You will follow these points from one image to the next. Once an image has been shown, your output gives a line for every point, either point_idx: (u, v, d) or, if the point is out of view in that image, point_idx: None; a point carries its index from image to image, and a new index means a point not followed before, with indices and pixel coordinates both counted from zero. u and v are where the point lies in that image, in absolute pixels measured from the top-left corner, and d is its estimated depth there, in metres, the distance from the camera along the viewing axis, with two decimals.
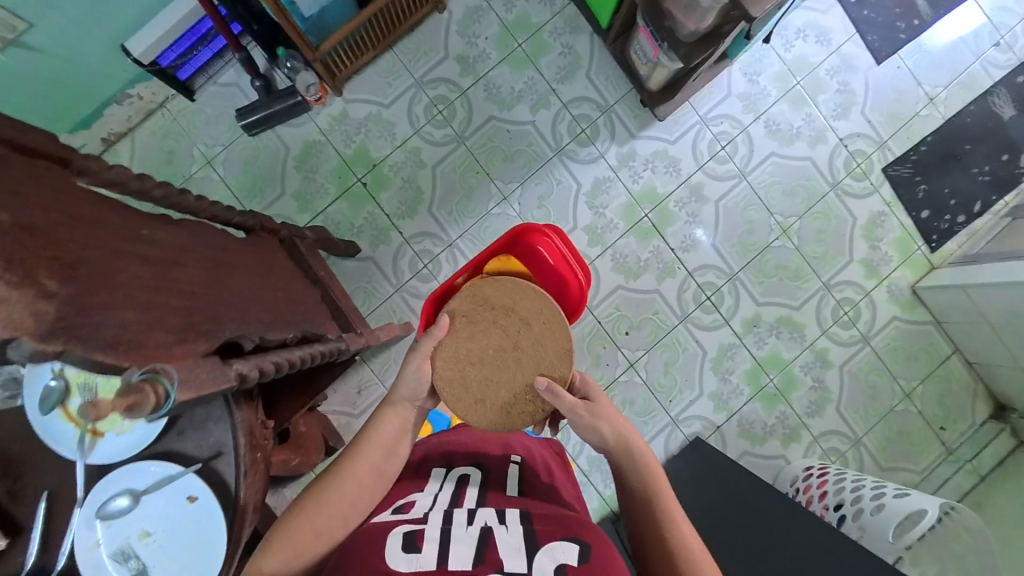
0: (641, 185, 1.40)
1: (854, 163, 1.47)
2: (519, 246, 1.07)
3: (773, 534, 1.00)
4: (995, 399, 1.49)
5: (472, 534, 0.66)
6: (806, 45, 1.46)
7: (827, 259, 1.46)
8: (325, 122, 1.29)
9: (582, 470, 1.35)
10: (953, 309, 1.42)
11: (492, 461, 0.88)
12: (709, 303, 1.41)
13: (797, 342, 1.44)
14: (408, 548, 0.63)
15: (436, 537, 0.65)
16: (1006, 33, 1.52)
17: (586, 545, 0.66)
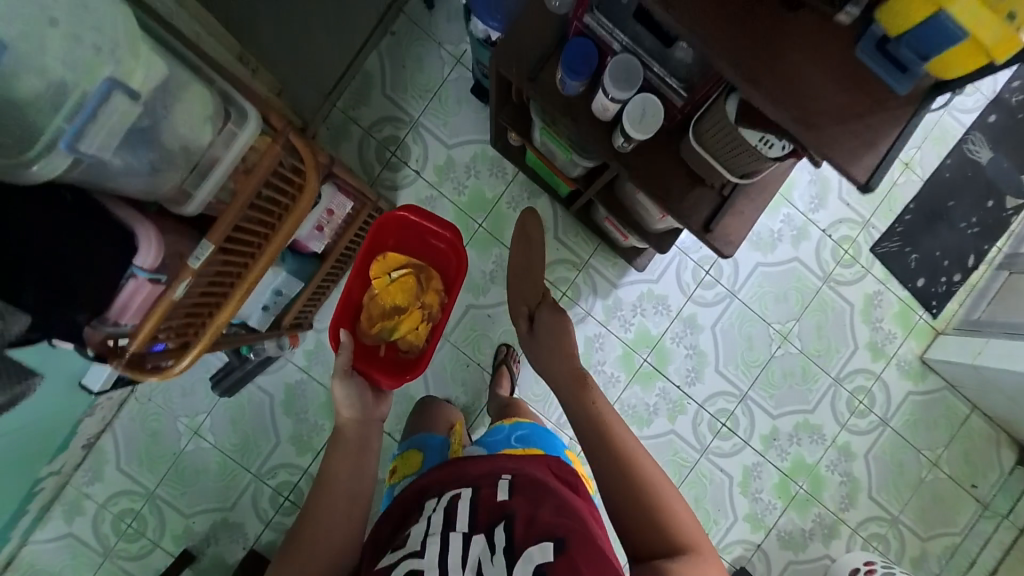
0: (634, 331, 1.36)
1: (842, 250, 1.42)
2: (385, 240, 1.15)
3: None
4: (1020, 445, 1.49)
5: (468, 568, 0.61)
6: None
7: (832, 353, 1.42)
8: (302, 358, 1.26)
9: None
10: (966, 378, 1.39)
11: (476, 471, 0.75)
12: (725, 429, 1.40)
13: (818, 444, 1.43)
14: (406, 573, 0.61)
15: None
16: None
17: (562, 540, 0.62)
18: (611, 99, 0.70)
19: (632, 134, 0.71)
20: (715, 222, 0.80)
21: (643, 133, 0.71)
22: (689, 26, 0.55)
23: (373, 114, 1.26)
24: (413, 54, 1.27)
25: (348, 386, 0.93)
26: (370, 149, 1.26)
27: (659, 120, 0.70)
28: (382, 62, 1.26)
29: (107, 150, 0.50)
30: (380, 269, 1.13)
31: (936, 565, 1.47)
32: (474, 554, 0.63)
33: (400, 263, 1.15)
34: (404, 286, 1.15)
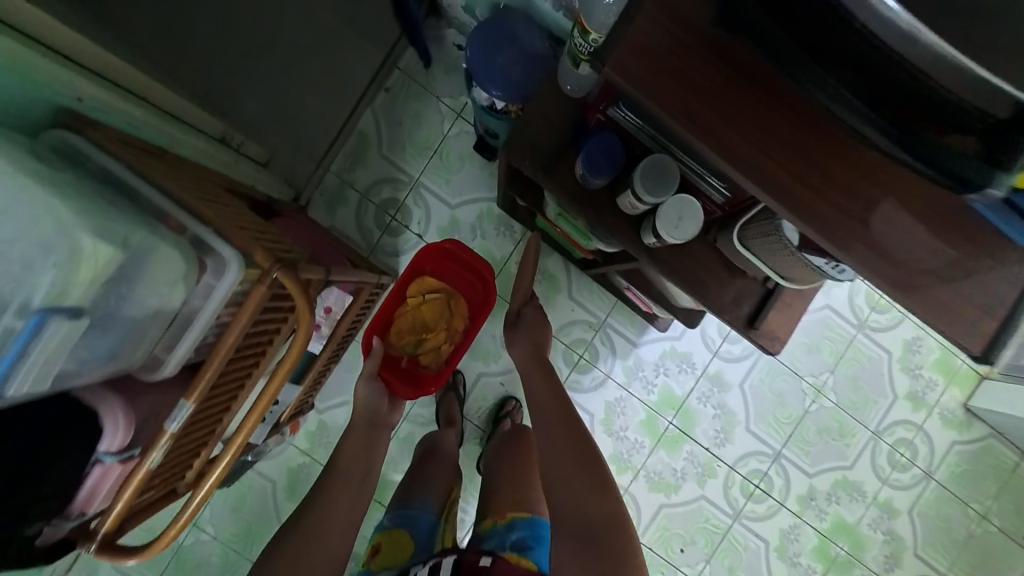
0: (657, 393, 1.27)
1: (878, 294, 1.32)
2: (427, 261, 1.12)
3: None
4: None
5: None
6: None
7: (869, 405, 1.33)
8: (304, 440, 1.18)
9: None
10: (1016, 428, 1.29)
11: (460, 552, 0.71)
12: (758, 491, 1.31)
13: (858, 502, 1.34)
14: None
15: None
16: None
17: None
18: (641, 200, 0.64)
19: (666, 236, 0.63)
20: (761, 320, 0.71)
21: (679, 236, 0.63)
22: (736, 170, 0.45)
23: (370, 177, 1.20)
24: (410, 111, 1.21)
25: (373, 392, 0.98)
26: (368, 214, 1.19)
27: (697, 221, 0.63)
28: (378, 121, 1.21)
29: (43, 382, 0.41)
30: (417, 287, 1.10)
31: None
32: None
33: (437, 287, 1.10)
34: (436, 309, 1.09)
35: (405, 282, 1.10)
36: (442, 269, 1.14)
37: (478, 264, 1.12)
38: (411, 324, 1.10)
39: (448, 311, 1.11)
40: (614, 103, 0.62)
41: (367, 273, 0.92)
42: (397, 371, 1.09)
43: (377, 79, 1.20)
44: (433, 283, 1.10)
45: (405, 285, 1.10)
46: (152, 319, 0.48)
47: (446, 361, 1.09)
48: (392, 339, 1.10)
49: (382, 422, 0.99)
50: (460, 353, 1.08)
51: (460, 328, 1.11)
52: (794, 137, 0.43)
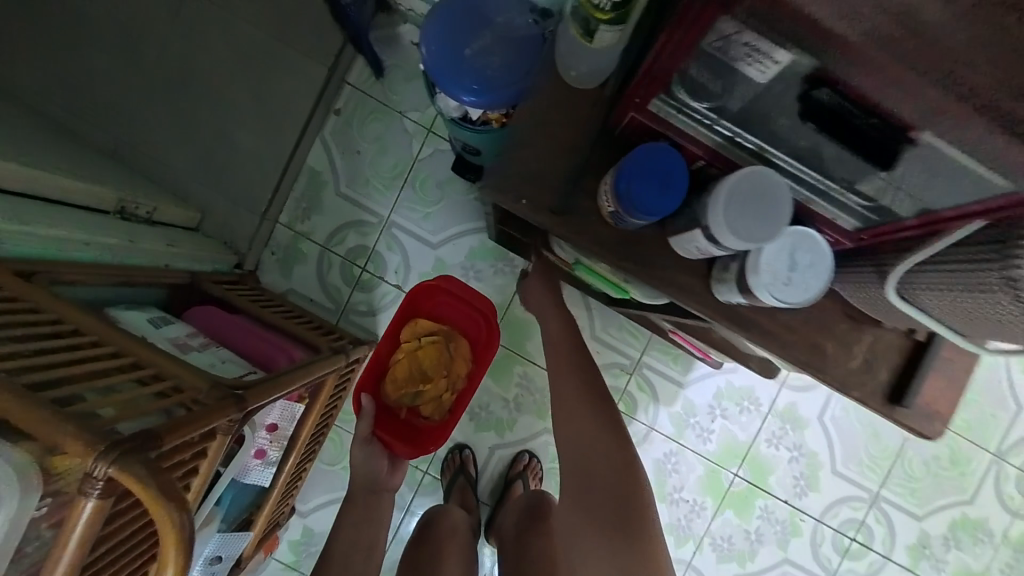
0: (716, 443, 1.02)
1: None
2: (419, 298, 0.90)
3: None
4: None
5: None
6: None
7: (988, 421, 1.07)
8: (286, 552, 0.97)
9: None
10: None
11: None
12: (856, 547, 1.04)
13: (985, 545, 1.07)
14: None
15: None
16: None
17: None
18: (717, 244, 0.42)
19: (761, 297, 0.43)
20: (910, 387, 0.50)
21: (788, 297, 0.43)
22: None
23: (330, 224, 0.98)
24: (370, 135, 0.98)
25: (369, 454, 0.81)
26: (333, 269, 0.97)
27: (821, 276, 0.43)
28: (331, 151, 0.97)
29: None
30: (409, 331, 0.87)
31: None
32: None
33: (433, 328, 0.87)
34: (435, 353, 0.86)
35: (396, 326, 0.88)
36: (439, 306, 0.91)
37: (478, 299, 0.89)
38: (404, 374, 0.86)
39: (450, 356, 0.87)
40: (661, 94, 0.40)
41: (321, 363, 0.68)
42: (393, 428, 0.86)
43: (323, 101, 0.96)
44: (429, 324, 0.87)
45: (397, 329, 0.88)
46: None
47: (450, 414, 0.87)
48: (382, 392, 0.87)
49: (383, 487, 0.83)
50: (465, 405, 0.86)
51: (463, 374, 0.88)
52: None
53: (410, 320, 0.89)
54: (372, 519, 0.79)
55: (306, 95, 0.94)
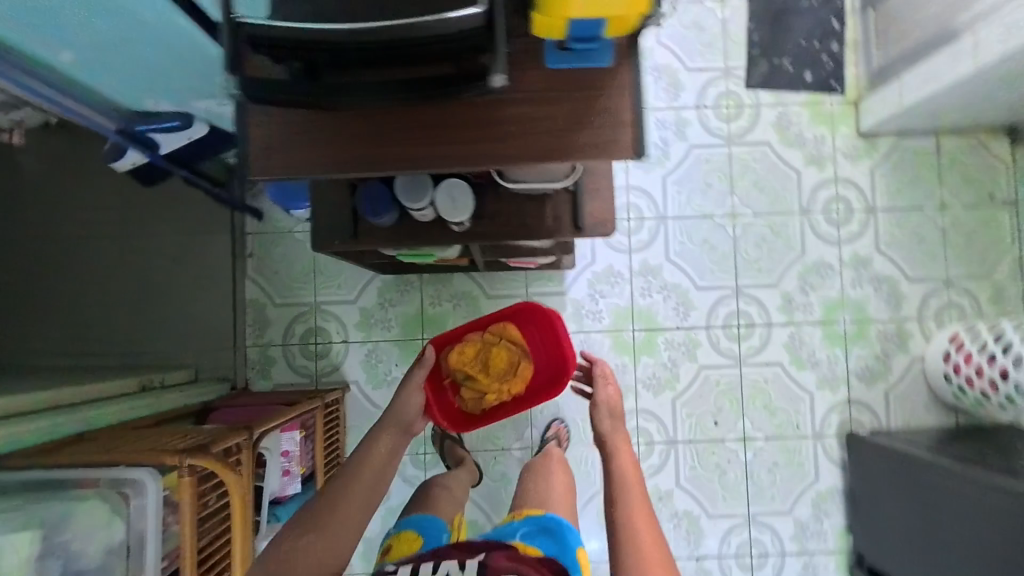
0: (608, 317, 1.37)
1: (725, 105, 1.48)
2: (527, 313, 0.99)
3: (947, 510, 1.08)
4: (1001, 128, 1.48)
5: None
6: None
7: (782, 194, 1.45)
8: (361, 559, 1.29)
9: (797, 551, 1.31)
10: (909, 121, 1.41)
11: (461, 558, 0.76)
12: (743, 331, 1.36)
13: (830, 275, 1.41)
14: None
15: None
16: None
17: None
18: (417, 209, 0.76)
19: (454, 218, 0.77)
20: (579, 216, 0.84)
21: (464, 210, 0.77)
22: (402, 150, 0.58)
23: (279, 327, 1.36)
24: (278, 257, 1.38)
25: (414, 397, 0.94)
26: (296, 355, 1.34)
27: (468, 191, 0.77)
28: (259, 283, 1.38)
29: None
30: (499, 328, 0.98)
31: (1015, 287, 1.43)
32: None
33: (516, 345, 0.98)
34: (503, 362, 0.97)
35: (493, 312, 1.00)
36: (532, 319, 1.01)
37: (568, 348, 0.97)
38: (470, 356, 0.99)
39: (514, 373, 0.97)
40: None
41: (303, 404, 1.04)
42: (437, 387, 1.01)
43: (238, 253, 1.37)
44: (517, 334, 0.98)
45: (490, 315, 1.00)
46: (112, 556, 0.63)
47: (480, 412, 1.00)
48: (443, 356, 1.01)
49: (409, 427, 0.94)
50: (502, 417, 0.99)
51: (510, 394, 0.98)
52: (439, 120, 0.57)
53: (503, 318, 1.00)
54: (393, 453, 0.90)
55: (225, 256, 1.35)
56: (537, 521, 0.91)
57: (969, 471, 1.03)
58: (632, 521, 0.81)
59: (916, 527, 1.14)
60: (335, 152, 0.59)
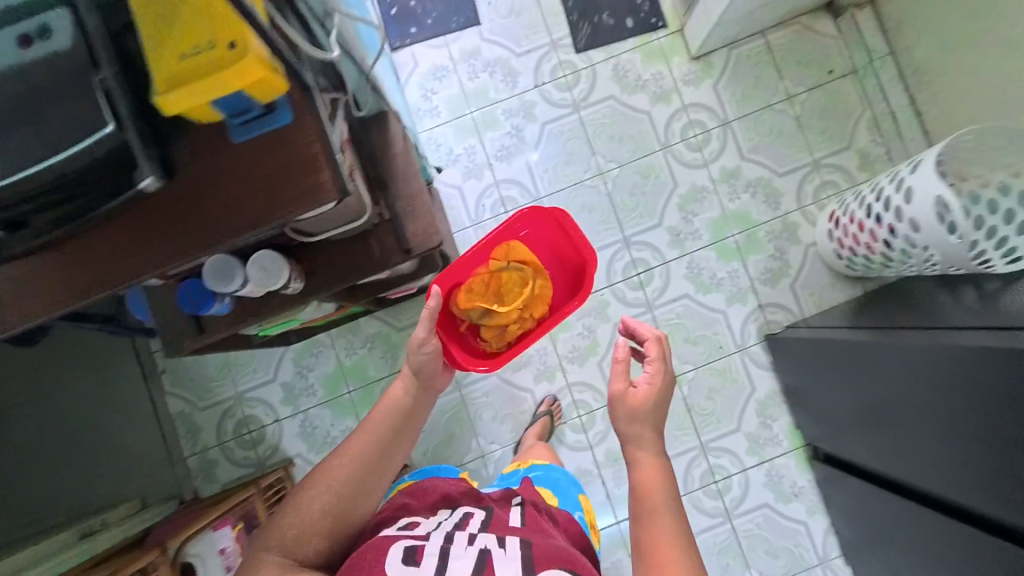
0: None
1: (561, 75, 1.51)
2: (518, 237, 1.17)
3: (891, 375, 1.01)
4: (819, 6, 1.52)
5: (472, 552, 0.67)
6: (441, 87, 1.51)
7: (640, 138, 1.50)
8: None
9: (753, 456, 1.42)
10: (730, 33, 1.46)
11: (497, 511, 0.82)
12: (640, 278, 1.46)
13: (707, 199, 1.49)
14: (410, 562, 0.67)
15: (435, 550, 0.68)
16: None
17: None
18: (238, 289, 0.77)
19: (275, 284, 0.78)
20: (402, 238, 0.87)
21: (281, 273, 0.78)
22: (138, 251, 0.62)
23: (211, 430, 1.37)
24: (190, 363, 1.38)
25: (428, 349, 0.92)
26: (236, 450, 1.36)
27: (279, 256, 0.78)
28: (180, 394, 1.38)
29: None
30: (502, 256, 1.13)
31: (880, 149, 1.50)
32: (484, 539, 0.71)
33: (522, 263, 1.13)
34: (517, 286, 1.10)
35: (495, 246, 1.14)
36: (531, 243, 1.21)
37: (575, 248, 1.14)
38: (483, 292, 1.11)
39: (527, 293, 1.11)
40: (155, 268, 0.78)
41: (234, 497, 1.09)
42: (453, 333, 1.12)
43: (149, 373, 1.39)
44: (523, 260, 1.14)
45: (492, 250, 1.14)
46: None
47: (505, 342, 1.13)
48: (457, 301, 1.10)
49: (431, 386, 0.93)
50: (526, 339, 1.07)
51: (530, 316, 1.12)
52: (155, 216, 0.60)
53: (499, 249, 1.14)
54: (414, 410, 0.89)
55: (137, 382, 1.36)
56: (543, 470, 1.06)
57: (845, 348, 1.13)
58: (656, 537, 0.70)
59: (871, 400, 1.08)
60: (83, 280, 0.62)
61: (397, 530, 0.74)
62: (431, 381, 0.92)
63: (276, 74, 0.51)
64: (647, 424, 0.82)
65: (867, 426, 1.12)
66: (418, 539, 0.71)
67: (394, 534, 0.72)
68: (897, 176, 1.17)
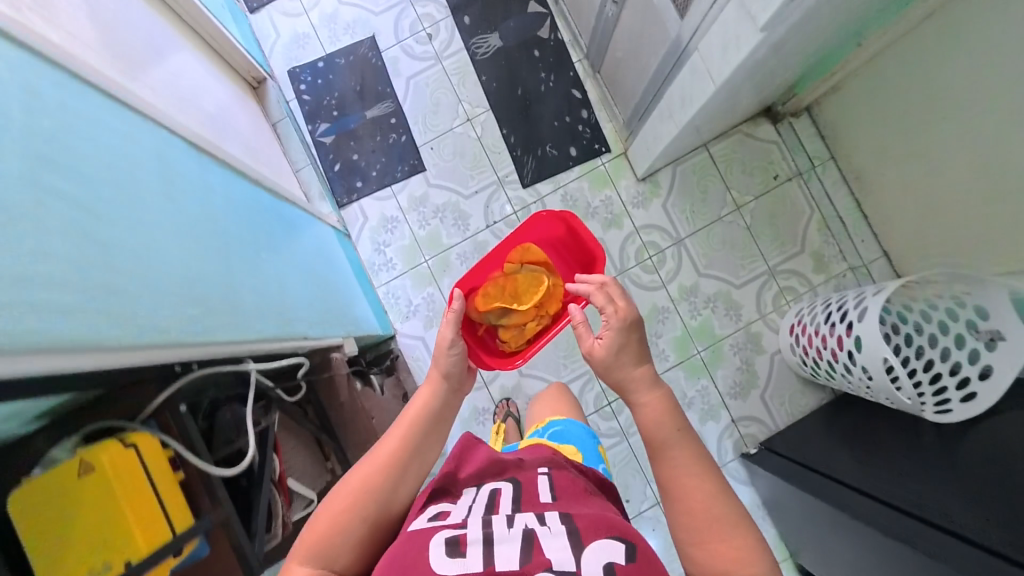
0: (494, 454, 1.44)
1: (511, 212, 1.52)
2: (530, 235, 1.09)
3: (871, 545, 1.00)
4: (761, 112, 1.51)
5: (517, 535, 0.62)
6: (394, 238, 1.53)
7: None
8: None
9: None
10: (673, 155, 1.45)
11: (522, 470, 0.78)
12: (611, 406, 1.48)
13: (668, 317, 1.50)
14: (454, 554, 0.61)
15: (479, 538, 0.62)
16: (421, 29, 1.58)
17: (629, 543, 0.63)
18: None
19: None
20: None
21: None
22: None
23: None
24: None
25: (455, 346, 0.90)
26: None
27: None
28: None
29: None
30: (518, 254, 1.06)
31: (832, 248, 1.48)
32: (523, 521, 0.65)
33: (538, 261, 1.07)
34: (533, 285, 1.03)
35: (509, 248, 1.07)
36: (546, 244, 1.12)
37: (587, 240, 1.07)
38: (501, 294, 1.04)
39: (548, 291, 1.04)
40: None
41: None
42: (473, 337, 1.03)
43: None
44: (537, 260, 1.07)
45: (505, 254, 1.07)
46: None
47: (527, 341, 1.04)
48: (473, 305, 1.02)
49: (464, 387, 0.92)
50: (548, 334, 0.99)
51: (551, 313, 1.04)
52: None
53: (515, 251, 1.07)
54: (440, 415, 0.86)
55: None
56: (564, 425, 1.04)
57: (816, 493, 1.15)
58: (681, 479, 0.73)
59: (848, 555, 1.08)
60: None
61: (429, 522, 0.67)
62: (460, 383, 0.90)
63: (185, 517, 0.70)
64: (632, 367, 0.81)
65: (840, 561, 1.14)
66: (457, 528, 0.65)
67: (429, 526, 0.66)
68: (845, 305, 1.22)
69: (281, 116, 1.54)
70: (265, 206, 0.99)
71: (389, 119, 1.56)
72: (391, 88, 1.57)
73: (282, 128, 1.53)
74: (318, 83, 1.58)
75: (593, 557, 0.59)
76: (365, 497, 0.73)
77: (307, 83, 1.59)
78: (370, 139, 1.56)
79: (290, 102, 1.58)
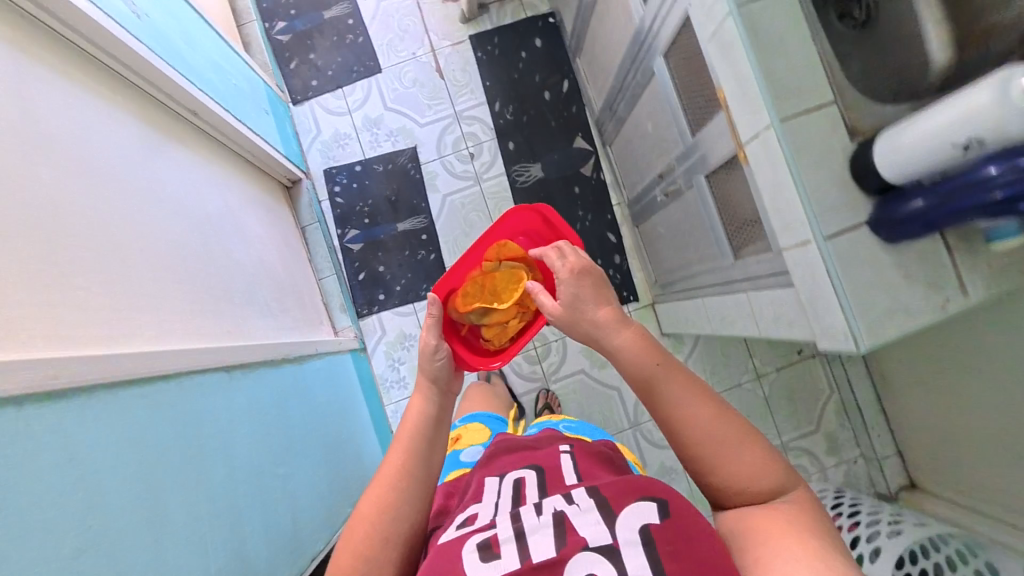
0: None
1: (531, 347, 1.50)
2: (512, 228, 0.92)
3: None
4: None
5: (547, 521, 0.57)
6: (408, 357, 1.51)
7: (609, 417, 1.48)
8: None
9: None
10: None
11: (541, 456, 0.75)
12: None
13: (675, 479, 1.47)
14: (489, 558, 0.55)
15: (512, 533, 0.57)
16: (463, 147, 1.57)
17: (666, 501, 0.58)
18: None
19: None
20: None
21: None
22: None
23: None
24: None
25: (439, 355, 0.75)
26: None
27: None
28: None
29: None
30: (496, 250, 0.89)
31: (846, 432, 1.46)
32: (552, 505, 0.60)
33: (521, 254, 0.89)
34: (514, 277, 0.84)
35: (484, 243, 0.89)
36: (524, 235, 0.94)
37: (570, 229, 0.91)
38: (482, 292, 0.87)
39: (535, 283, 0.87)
40: None
41: None
42: (460, 344, 0.86)
43: None
44: (517, 250, 0.88)
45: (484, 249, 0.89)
46: None
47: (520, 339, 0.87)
48: (455, 306, 0.86)
49: (450, 391, 0.76)
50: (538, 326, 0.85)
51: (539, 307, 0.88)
52: None
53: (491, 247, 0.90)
54: (439, 422, 0.72)
55: None
56: (575, 422, 1.00)
57: None
58: (679, 411, 0.60)
59: None
60: None
61: (456, 531, 0.62)
62: (450, 385, 0.76)
63: None
64: (595, 305, 0.65)
65: None
66: (487, 530, 0.59)
67: (458, 533, 0.61)
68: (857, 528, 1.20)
69: (311, 221, 1.52)
70: (289, 394, 0.95)
71: (420, 234, 1.54)
72: (426, 203, 1.55)
73: (311, 235, 1.52)
74: (352, 187, 1.57)
75: (637, 530, 0.54)
76: (386, 519, 0.64)
77: (341, 185, 1.57)
78: (398, 252, 1.54)
79: (322, 203, 1.57)
